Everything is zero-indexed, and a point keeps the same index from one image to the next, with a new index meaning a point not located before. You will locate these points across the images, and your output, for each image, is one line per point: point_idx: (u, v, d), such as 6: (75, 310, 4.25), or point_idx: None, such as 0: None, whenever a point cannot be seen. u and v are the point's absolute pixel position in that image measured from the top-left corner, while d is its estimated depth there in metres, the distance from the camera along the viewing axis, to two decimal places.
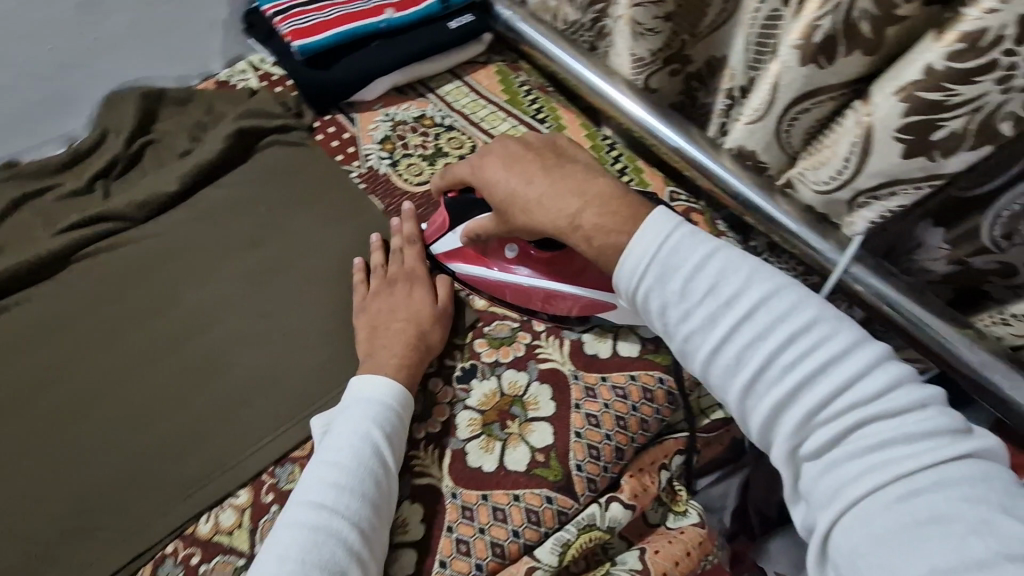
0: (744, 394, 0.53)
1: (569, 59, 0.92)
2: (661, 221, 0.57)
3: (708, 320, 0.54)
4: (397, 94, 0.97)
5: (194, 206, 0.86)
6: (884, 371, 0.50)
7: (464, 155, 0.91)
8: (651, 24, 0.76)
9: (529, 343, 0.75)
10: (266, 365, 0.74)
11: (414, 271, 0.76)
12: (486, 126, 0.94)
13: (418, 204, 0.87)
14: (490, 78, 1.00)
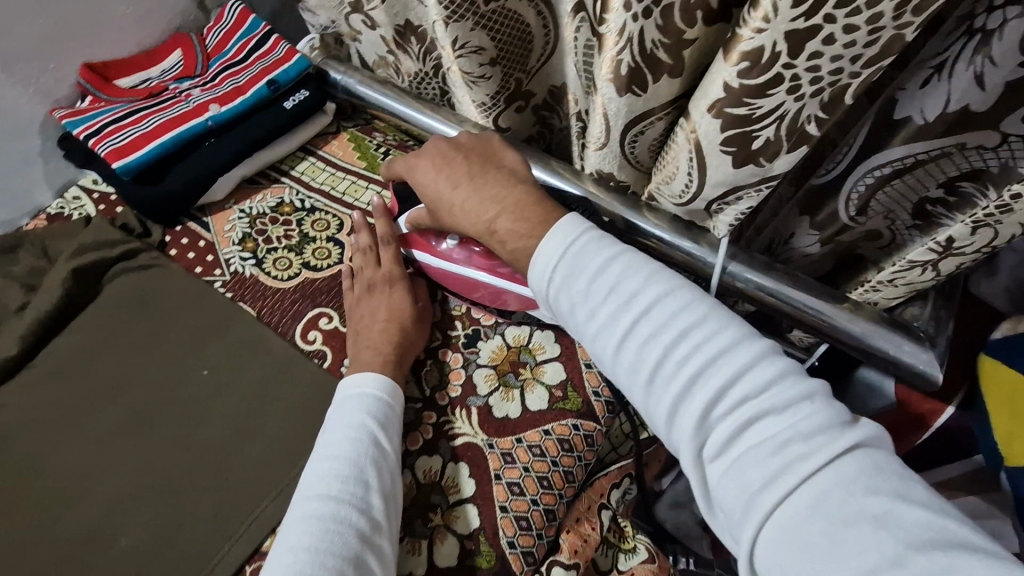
0: (653, 393, 0.50)
1: (416, 114, 0.90)
2: (567, 228, 0.56)
3: (610, 318, 0.52)
4: (248, 186, 0.93)
5: (44, 365, 0.78)
6: (777, 363, 0.49)
7: (332, 236, 0.88)
8: (480, 71, 0.75)
9: (435, 422, 0.71)
10: (158, 521, 0.68)
11: (391, 273, 0.76)
12: (349, 200, 0.91)
13: (294, 300, 0.83)
14: (345, 147, 0.97)
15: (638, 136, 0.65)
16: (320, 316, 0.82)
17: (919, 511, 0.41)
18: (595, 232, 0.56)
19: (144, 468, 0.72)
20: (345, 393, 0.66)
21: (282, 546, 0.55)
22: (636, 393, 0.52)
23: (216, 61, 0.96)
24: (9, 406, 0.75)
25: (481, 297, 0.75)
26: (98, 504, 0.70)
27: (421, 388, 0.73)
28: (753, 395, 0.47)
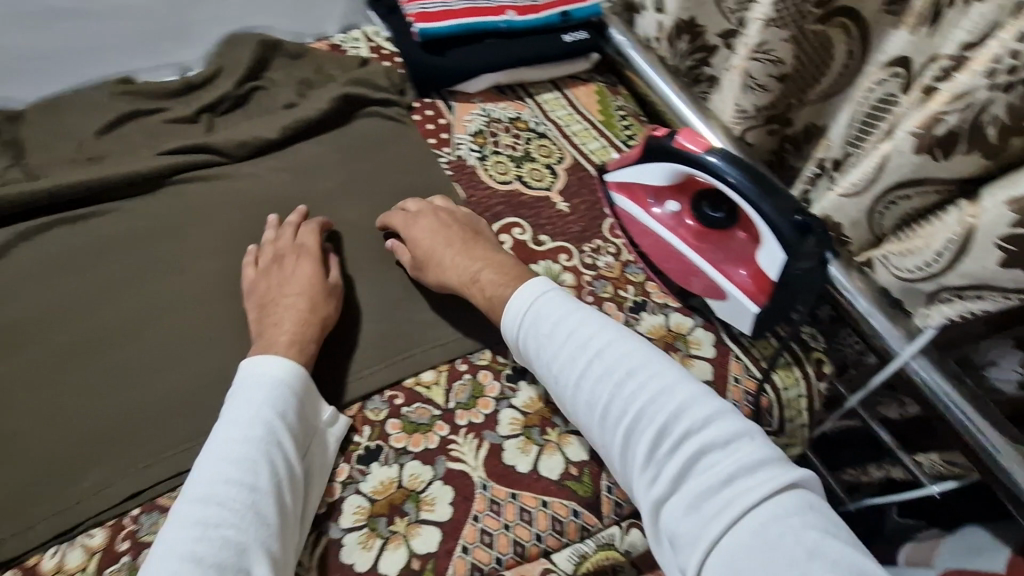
0: (610, 432, 0.59)
1: (671, 93, 0.98)
2: (536, 284, 0.67)
3: (580, 369, 0.61)
4: (497, 92, 1.00)
5: (145, 213, 0.83)
6: (729, 427, 0.56)
7: (553, 164, 0.94)
8: (763, 81, 0.80)
9: (444, 436, 0.70)
10: (177, 389, 0.70)
11: (515, 197, 0.90)
12: (577, 141, 0.97)
13: (499, 204, 0.89)
14: (589, 97, 1.04)
15: (894, 203, 0.72)
16: (514, 226, 0.88)
17: (842, 551, 0.48)
18: (555, 290, 0.67)
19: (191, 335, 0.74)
20: (242, 375, 0.64)
21: (184, 527, 0.54)
22: (596, 428, 0.60)
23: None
24: (116, 224, 0.82)
25: (649, 246, 0.84)
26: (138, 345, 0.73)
27: (447, 399, 0.73)
28: (717, 473, 0.53)
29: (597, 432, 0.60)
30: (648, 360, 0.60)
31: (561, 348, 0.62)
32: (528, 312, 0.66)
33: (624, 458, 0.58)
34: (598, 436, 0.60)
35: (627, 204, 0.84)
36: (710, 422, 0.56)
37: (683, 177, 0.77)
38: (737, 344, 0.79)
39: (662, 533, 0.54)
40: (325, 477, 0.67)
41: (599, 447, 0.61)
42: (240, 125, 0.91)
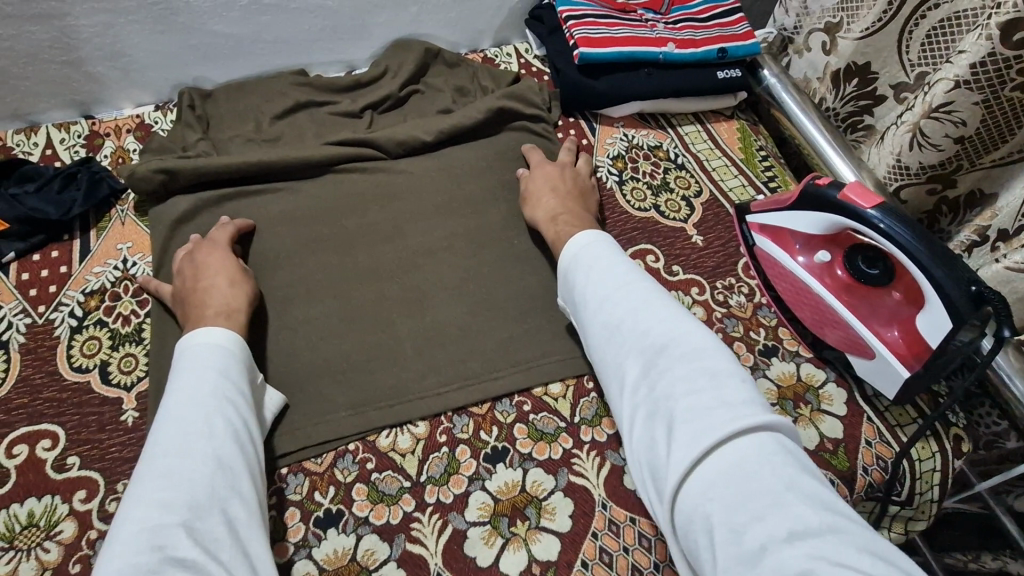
0: (617, 363, 0.65)
1: (817, 136, 0.98)
2: (586, 233, 0.76)
3: (600, 309, 0.68)
4: (639, 120, 1.03)
5: (309, 195, 0.89)
6: (694, 359, 0.60)
7: (690, 197, 0.95)
8: (939, 140, 0.79)
9: (568, 449, 0.72)
10: (327, 361, 0.76)
11: (649, 225, 0.91)
12: (716, 177, 0.97)
13: (635, 230, 0.90)
14: (731, 133, 1.04)
15: None
16: (648, 253, 0.89)
17: (819, 494, 0.49)
18: (602, 240, 0.75)
19: (339, 316, 0.79)
20: (186, 350, 0.65)
21: (148, 480, 0.53)
22: (606, 363, 0.66)
23: (678, 9, 1.05)
24: (283, 202, 0.88)
25: (786, 289, 0.83)
26: (295, 319, 0.79)
27: (573, 413, 0.74)
28: (680, 392, 0.57)
29: (603, 367, 0.67)
30: (643, 304, 0.66)
31: (589, 291, 0.70)
32: (572, 260, 0.74)
33: (615, 384, 0.64)
34: (603, 370, 0.67)
35: (771, 243, 0.84)
36: (698, 361, 0.60)
37: (840, 229, 0.76)
38: (869, 405, 0.77)
39: (637, 455, 0.59)
40: (455, 468, 0.70)
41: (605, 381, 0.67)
42: (401, 124, 0.98)
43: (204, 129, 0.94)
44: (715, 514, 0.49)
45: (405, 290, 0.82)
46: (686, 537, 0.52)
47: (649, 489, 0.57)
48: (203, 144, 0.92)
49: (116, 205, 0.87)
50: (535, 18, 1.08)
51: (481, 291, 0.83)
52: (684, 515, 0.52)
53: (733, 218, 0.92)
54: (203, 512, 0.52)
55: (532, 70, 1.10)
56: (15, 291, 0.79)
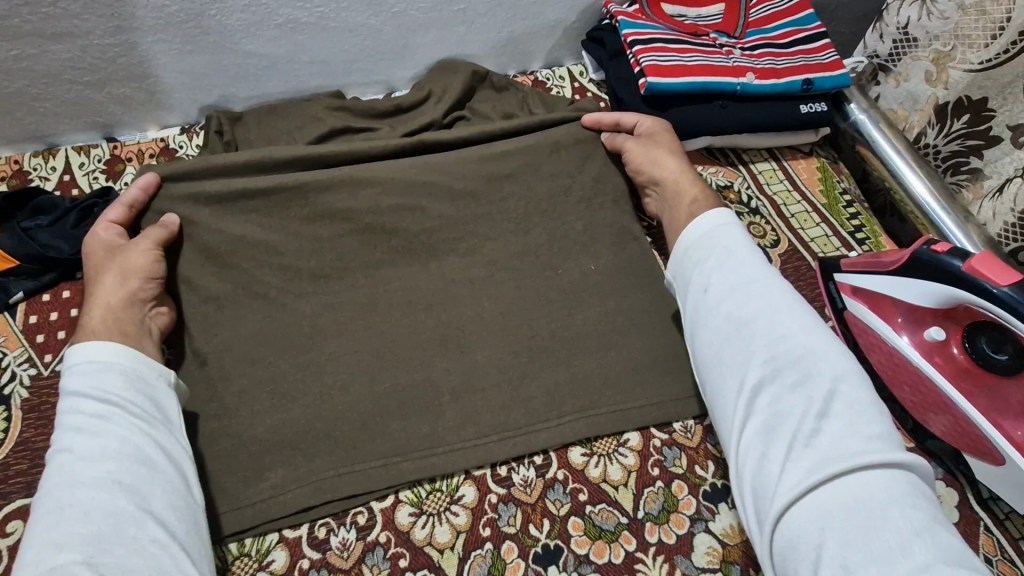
0: (732, 361, 0.60)
1: (913, 180, 0.86)
2: (717, 215, 0.69)
3: (730, 301, 0.63)
4: (708, 156, 0.92)
5: None
6: (828, 380, 0.56)
7: (766, 248, 0.84)
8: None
9: (631, 552, 0.62)
10: (358, 431, 0.66)
11: None
12: (795, 224, 0.86)
13: None
14: (811, 173, 0.93)
15: None
16: None
17: (951, 550, 0.47)
18: (731, 227, 0.68)
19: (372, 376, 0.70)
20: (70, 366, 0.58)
21: (40, 514, 0.50)
22: (717, 359, 0.62)
23: (755, 33, 0.94)
24: None
25: (883, 363, 0.72)
26: (321, 378, 0.69)
27: (636, 506, 0.64)
28: (811, 412, 0.54)
29: (710, 363, 0.62)
30: (776, 307, 0.61)
31: (713, 282, 0.64)
32: (694, 243, 0.68)
33: (725, 384, 0.60)
34: (710, 365, 0.62)
35: (868, 306, 0.73)
36: (832, 382, 0.56)
37: (957, 304, 0.65)
38: (985, 509, 0.66)
39: (740, 464, 0.57)
40: (500, 570, 0.61)
41: (708, 378, 0.63)
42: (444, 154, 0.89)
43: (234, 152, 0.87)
44: (830, 547, 0.47)
45: (446, 347, 0.72)
46: (783, 562, 0.50)
47: (745, 504, 0.55)
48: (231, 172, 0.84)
49: None
50: (593, 40, 0.98)
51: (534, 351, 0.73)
52: (787, 537, 0.50)
53: (817, 274, 0.80)
54: (111, 545, 0.49)
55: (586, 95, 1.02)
56: (21, 337, 0.72)
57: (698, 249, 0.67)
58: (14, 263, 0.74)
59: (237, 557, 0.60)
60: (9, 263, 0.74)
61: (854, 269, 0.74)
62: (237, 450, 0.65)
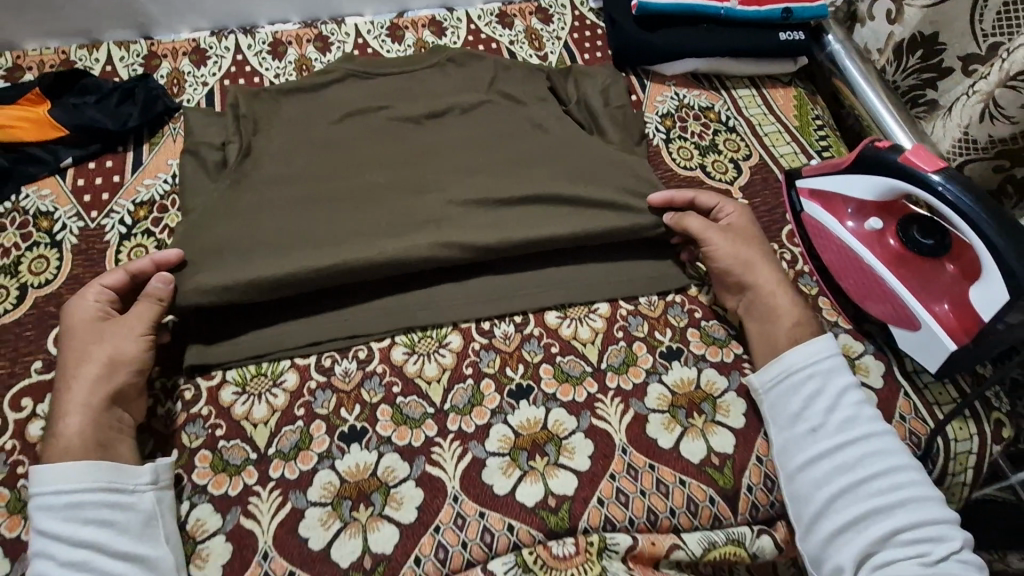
0: (844, 495, 0.61)
1: (875, 103, 0.94)
2: (827, 344, 0.68)
3: (843, 433, 0.63)
4: (693, 80, 1.00)
5: None
6: (935, 527, 0.59)
7: (739, 160, 0.92)
8: (1013, 112, 0.76)
9: (592, 393, 0.72)
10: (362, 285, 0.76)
11: (692, 183, 0.89)
12: (767, 142, 0.94)
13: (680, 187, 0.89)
14: (787, 100, 1.00)
15: None
16: None
17: None
18: (838, 359, 0.67)
19: (363, 235, 0.75)
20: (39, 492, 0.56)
21: None
22: (821, 498, 0.62)
23: None
24: None
25: (832, 257, 0.80)
26: None
27: (600, 359, 0.74)
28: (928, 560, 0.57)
29: (818, 493, 0.62)
30: (891, 451, 0.62)
31: (828, 419, 0.64)
32: (803, 371, 0.67)
33: (831, 511, 0.61)
34: (815, 495, 0.62)
35: (822, 207, 0.80)
36: (940, 530, 0.59)
37: (895, 196, 0.73)
38: (908, 380, 0.75)
39: None
40: (478, 400, 0.71)
41: (805, 502, 0.63)
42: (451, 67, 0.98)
43: (250, 134, 0.82)
44: None
45: None
46: None
47: None
48: (245, 122, 0.83)
49: (168, 124, 0.89)
50: None
51: (514, 220, 0.77)
52: None
53: (782, 184, 0.88)
54: None
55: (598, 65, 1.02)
56: (70, 195, 0.82)
57: (810, 377, 0.66)
58: (65, 133, 0.84)
59: (253, 376, 0.70)
60: (61, 132, 0.84)
61: (811, 175, 0.81)
62: None
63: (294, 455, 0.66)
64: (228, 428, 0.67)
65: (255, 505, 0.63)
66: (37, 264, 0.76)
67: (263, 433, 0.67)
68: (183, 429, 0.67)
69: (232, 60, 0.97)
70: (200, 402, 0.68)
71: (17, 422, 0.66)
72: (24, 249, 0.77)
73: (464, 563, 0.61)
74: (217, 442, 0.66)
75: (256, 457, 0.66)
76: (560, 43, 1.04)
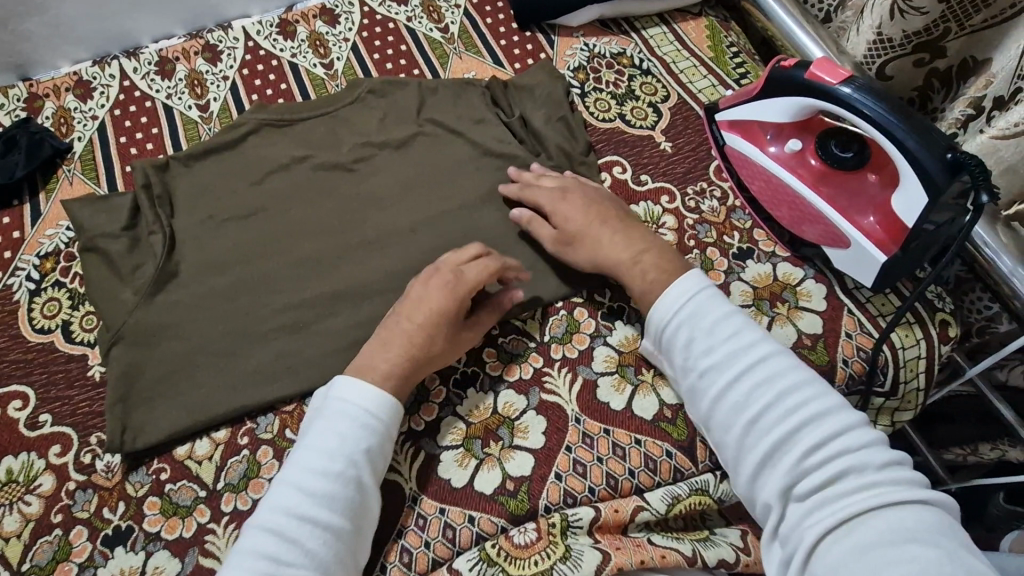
0: (751, 432, 0.57)
1: (784, 15, 0.90)
2: (694, 283, 0.64)
3: (730, 359, 0.59)
4: (600, 27, 0.97)
5: (258, 139, 0.86)
6: (848, 429, 0.54)
7: (657, 103, 0.89)
8: (920, 2, 0.74)
9: (538, 367, 0.71)
10: (295, 309, 0.75)
11: (613, 135, 0.87)
12: (684, 79, 0.92)
13: (601, 141, 0.86)
14: (700, 31, 0.97)
15: None
16: (614, 164, 0.85)
17: None
18: (711, 291, 0.63)
19: (299, 288, 0.76)
20: (334, 396, 0.60)
21: (288, 477, 0.57)
22: (731, 433, 0.59)
23: None
24: (232, 153, 0.84)
25: (760, 188, 0.78)
26: (255, 266, 0.77)
27: (542, 332, 0.73)
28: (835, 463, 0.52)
29: (729, 425, 0.59)
30: (787, 361, 0.58)
31: (716, 347, 0.60)
32: (683, 311, 0.63)
33: (746, 447, 0.57)
34: (728, 438, 0.59)
35: (743, 137, 0.78)
36: (850, 434, 0.54)
37: (808, 114, 0.72)
38: (849, 298, 0.75)
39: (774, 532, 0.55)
40: (425, 397, 0.69)
41: (723, 446, 0.60)
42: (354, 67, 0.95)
43: (169, 219, 0.79)
44: None
45: (368, 227, 0.80)
46: None
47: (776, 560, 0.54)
48: (160, 205, 0.79)
49: (62, 166, 0.85)
50: None
51: (443, 231, 0.79)
52: None
53: (703, 121, 0.86)
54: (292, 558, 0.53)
55: (528, 60, 0.94)
56: None
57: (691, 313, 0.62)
58: None
59: (188, 417, 0.68)
60: None
61: (728, 105, 0.80)
62: (182, 330, 0.73)
63: (244, 485, 0.66)
64: (173, 470, 0.67)
65: (212, 543, 0.63)
66: None
67: (209, 468, 0.67)
68: (126, 480, 0.66)
69: (120, 87, 0.92)
70: (139, 452, 0.67)
71: None
72: None
73: (428, 564, 0.61)
74: (163, 487, 0.66)
75: (205, 495, 0.65)
76: (460, 10, 0.99)
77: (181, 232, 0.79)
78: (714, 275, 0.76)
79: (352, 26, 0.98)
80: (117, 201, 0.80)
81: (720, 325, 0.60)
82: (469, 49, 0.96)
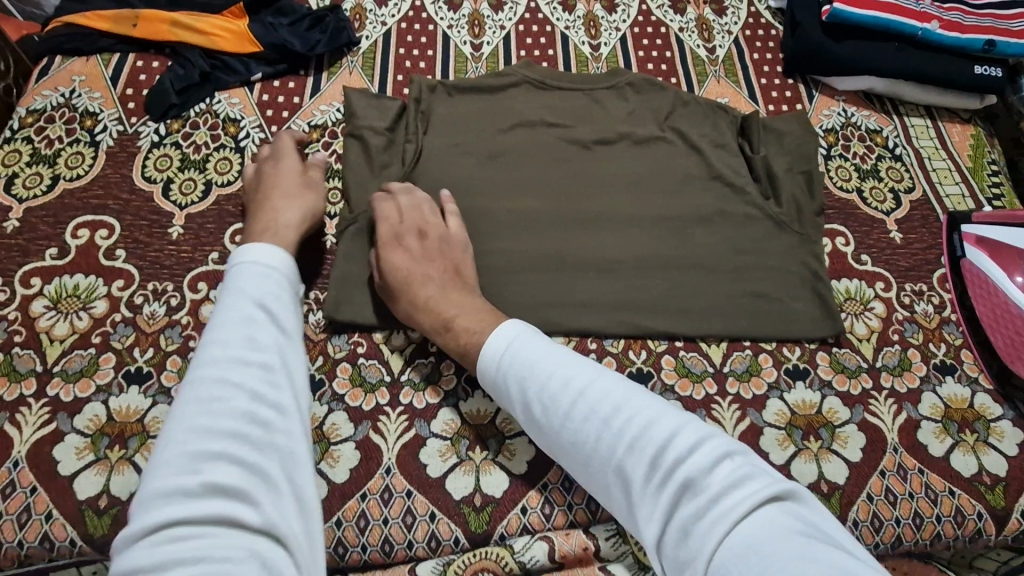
0: (603, 473, 0.53)
1: None
2: (507, 329, 0.62)
3: (561, 400, 0.56)
4: (865, 99, 0.96)
5: (516, 91, 0.91)
6: (681, 442, 0.50)
7: (900, 192, 0.88)
8: None
9: (710, 394, 0.73)
10: (506, 252, 0.80)
11: (845, 206, 0.86)
12: (934, 179, 0.90)
13: (832, 207, 0.86)
14: (964, 138, 0.94)
15: None
16: (837, 234, 0.84)
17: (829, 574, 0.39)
18: (525, 333, 0.62)
19: (514, 236, 0.81)
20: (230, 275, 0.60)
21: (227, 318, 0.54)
22: (591, 473, 0.55)
23: None
24: (491, 95, 0.91)
25: (988, 310, 0.77)
26: (482, 201, 0.82)
27: (723, 362, 0.75)
28: (678, 483, 0.48)
29: (587, 470, 0.55)
30: (612, 391, 0.55)
31: (542, 392, 0.57)
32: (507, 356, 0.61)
33: (609, 492, 0.53)
34: (593, 484, 0.55)
35: (989, 255, 0.79)
36: (688, 450, 0.50)
37: None
38: None
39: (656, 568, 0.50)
40: None
41: (595, 490, 0.55)
42: (616, 56, 0.99)
43: (423, 133, 0.86)
44: None
45: (591, 204, 0.83)
46: None
47: None
48: (419, 118, 0.87)
49: (347, 56, 0.94)
50: None
51: (655, 234, 0.82)
52: None
53: (941, 226, 0.85)
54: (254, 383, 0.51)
55: (783, 106, 0.95)
56: (255, 107, 0.88)
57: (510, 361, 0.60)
58: (259, 49, 0.90)
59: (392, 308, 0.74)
60: (256, 48, 0.90)
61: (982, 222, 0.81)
62: None
63: (423, 387, 0.71)
64: (368, 348, 0.73)
65: (383, 423, 0.69)
66: (222, 165, 0.83)
67: (398, 359, 0.73)
68: (329, 340, 0.73)
69: (410, 4, 1.00)
70: (343, 321, 0.73)
71: (193, 301, 0.74)
72: (212, 149, 0.84)
73: (566, 523, 0.66)
74: (358, 359, 0.73)
75: (389, 382, 0.72)
76: (730, 37, 1.01)
77: (429, 148, 0.85)
78: (908, 377, 0.75)
79: (627, 19, 1.02)
80: (386, 103, 0.88)
81: (539, 368, 0.58)
82: (729, 77, 0.97)
